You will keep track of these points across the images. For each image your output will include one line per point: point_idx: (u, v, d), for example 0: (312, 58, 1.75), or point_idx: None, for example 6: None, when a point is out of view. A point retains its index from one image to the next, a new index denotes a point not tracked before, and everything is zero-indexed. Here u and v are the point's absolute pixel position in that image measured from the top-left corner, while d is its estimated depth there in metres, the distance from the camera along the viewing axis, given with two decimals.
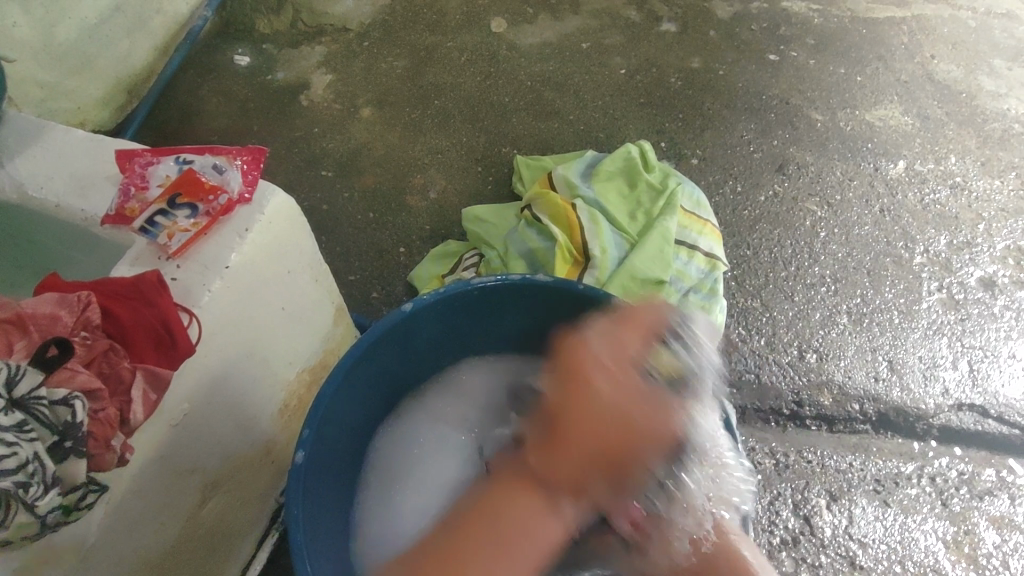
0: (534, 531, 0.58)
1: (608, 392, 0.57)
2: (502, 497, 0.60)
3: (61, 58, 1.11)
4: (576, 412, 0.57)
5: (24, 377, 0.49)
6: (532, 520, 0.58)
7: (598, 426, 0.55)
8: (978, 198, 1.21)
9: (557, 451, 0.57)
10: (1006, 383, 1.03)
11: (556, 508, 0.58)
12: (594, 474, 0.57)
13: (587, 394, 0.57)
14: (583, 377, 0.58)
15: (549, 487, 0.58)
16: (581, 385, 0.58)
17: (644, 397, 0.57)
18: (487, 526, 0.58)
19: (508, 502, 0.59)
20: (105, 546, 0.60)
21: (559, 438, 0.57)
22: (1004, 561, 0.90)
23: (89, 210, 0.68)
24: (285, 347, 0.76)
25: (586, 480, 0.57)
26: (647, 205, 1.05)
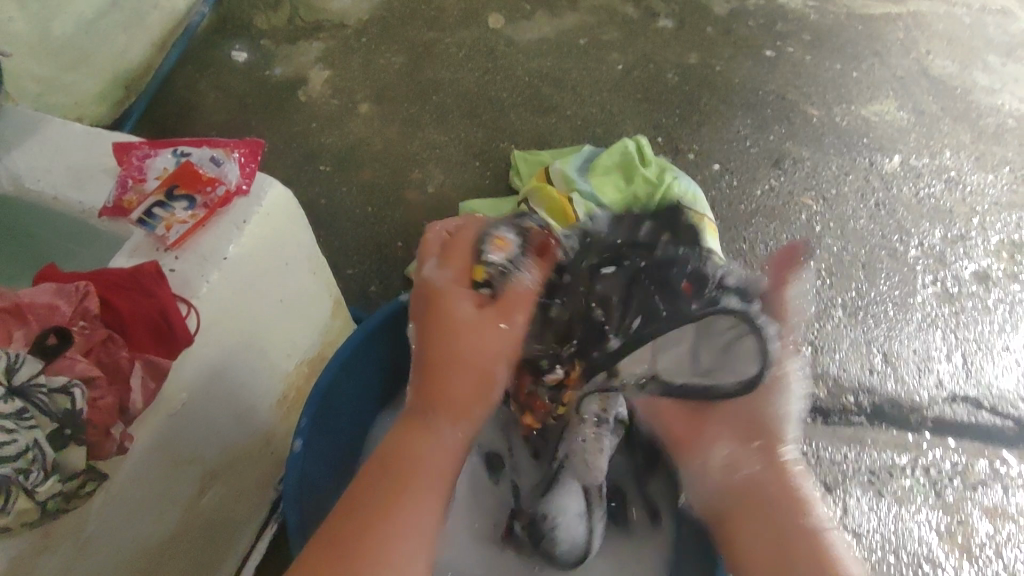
0: (433, 456, 0.57)
1: (467, 308, 0.59)
2: (402, 442, 0.57)
3: (58, 52, 1.11)
4: (442, 328, 0.59)
5: (23, 364, 0.49)
6: (436, 436, 0.58)
7: (480, 333, 0.58)
8: (972, 192, 1.21)
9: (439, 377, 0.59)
10: (999, 375, 1.03)
11: (436, 433, 0.58)
12: (472, 397, 0.59)
13: (453, 315, 0.59)
14: (442, 303, 0.60)
15: (430, 419, 0.58)
16: (447, 303, 0.60)
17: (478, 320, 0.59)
18: (403, 475, 0.55)
19: (413, 444, 0.57)
20: (105, 535, 0.61)
21: (430, 367, 0.59)
22: (997, 551, 0.91)
23: (88, 202, 0.68)
24: (283, 339, 0.77)
25: (471, 395, 0.59)
26: (644, 199, 1.06)
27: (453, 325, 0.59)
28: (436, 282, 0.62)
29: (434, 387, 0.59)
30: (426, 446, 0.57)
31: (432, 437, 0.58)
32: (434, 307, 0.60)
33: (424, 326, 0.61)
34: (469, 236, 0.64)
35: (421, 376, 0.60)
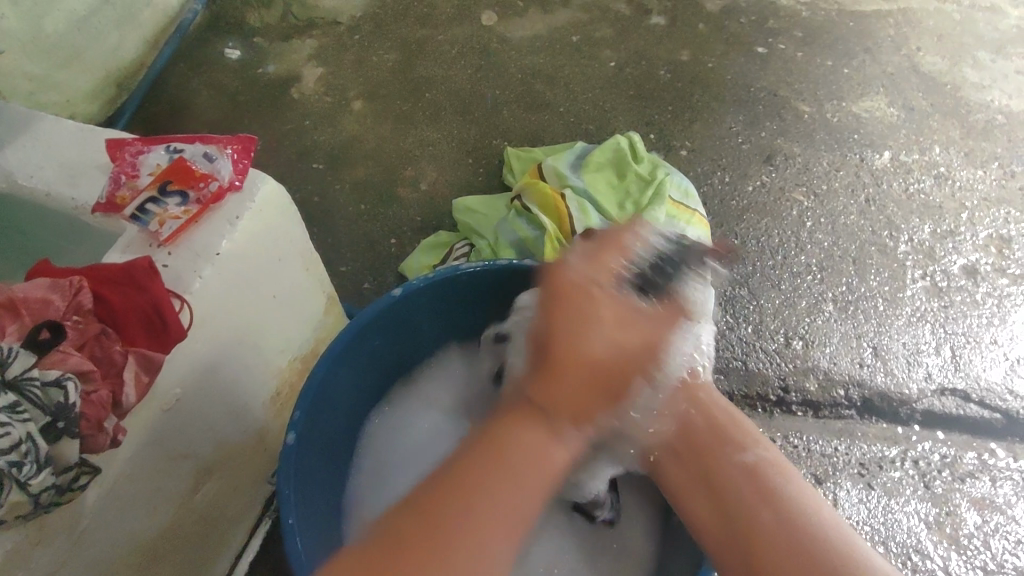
0: (535, 460, 0.55)
1: (609, 325, 0.56)
2: (505, 429, 0.56)
3: (50, 50, 1.11)
4: (582, 315, 0.56)
5: (16, 358, 0.50)
6: (539, 442, 0.55)
7: (614, 333, 0.56)
8: (961, 187, 1.22)
9: (555, 378, 0.55)
10: (988, 368, 1.04)
11: (562, 439, 0.56)
12: (583, 401, 0.55)
13: (593, 302, 0.57)
14: (585, 293, 0.58)
15: (550, 417, 0.55)
16: (561, 326, 0.56)
17: (627, 321, 0.57)
18: (496, 462, 0.54)
19: (521, 438, 0.55)
20: (99, 530, 0.61)
21: (555, 365, 0.55)
22: (985, 541, 0.92)
23: (80, 199, 0.68)
24: (277, 336, 0.77)
25: (583, 399, 0.55)
26: (636, 195, 1.07)
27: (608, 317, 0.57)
28: (574, 273, 0.59)
29: (551, 385, 0.55)
30: (528, 438, 0.55)
31: (551, 441, 0.55)
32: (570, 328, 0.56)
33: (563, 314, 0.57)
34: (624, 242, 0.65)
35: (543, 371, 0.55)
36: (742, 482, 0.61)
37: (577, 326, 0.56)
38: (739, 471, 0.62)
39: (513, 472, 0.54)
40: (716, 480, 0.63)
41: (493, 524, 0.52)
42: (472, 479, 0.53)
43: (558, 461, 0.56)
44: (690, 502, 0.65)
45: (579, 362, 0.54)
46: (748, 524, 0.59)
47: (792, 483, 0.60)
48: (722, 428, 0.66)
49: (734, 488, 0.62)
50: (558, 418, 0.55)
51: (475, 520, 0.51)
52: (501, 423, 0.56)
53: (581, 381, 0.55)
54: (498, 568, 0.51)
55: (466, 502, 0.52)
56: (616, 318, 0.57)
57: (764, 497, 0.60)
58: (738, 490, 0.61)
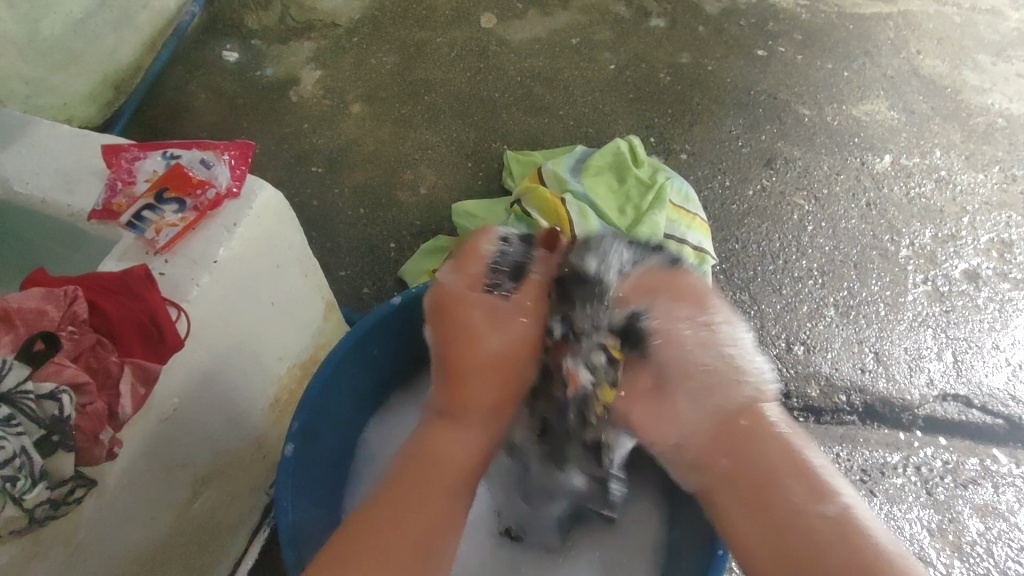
0: (455, 457, 0.64)
1: (496, 341, 0.68)
2: (431, 440, 0.64)
3: (46, 53, 1.10)
4: (461, 353, 0.67)
5: (10, 370, 0.48)
6: (461, 446, 0.65)
7: (501, 354, 0.68)
8: (962, 191, 1.22)
9: (462, 383, 0.67)
10: (990, 374, 1.04)
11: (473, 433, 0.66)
12: (494, 399, 0.67)
13: (472, 317, 0.68)
14: (461, 311, 0.69)
15: (464, 418, 0.66)
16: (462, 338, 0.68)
17: (494, 325, 0.69)
18: (427, 468, 0.62)
19: (440, 441, 0.64)
20: (95, 542, 0.60)
21: (459, 376, 0.67)
22: (987, 549, 0.91)
23: (76, 205, 0.68)
24: (275, 343, 0.76)
25: (498, 400, 0.68)
26: (636, 199, 1.06)
27: (471, 336, 0.68)
28: (450, 284, 0.70)
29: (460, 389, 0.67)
30: (443, 438, 0.65)
31: (460, 435, 0.65)
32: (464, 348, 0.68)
33: (444, 337, 0.69)
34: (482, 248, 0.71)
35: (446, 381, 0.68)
36: (824, 526, 0.55)
37: (464, 346, 0.68)
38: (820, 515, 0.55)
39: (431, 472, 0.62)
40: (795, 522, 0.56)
41: (413, 515, 0.58)
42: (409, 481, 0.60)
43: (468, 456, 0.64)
44: (754, 547, 0.57)
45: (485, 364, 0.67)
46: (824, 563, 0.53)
47: (876, 529, 0.55)
48: (796, 461, 0.59)
49: (818, 535, 0.54)
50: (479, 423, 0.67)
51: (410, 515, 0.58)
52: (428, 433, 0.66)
53: (472, 390, 0.67)
54: (461, 509, 0.62)
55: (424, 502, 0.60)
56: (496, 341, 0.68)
57: (849, 544, 0.54)
58: (819, 537, 0.54)
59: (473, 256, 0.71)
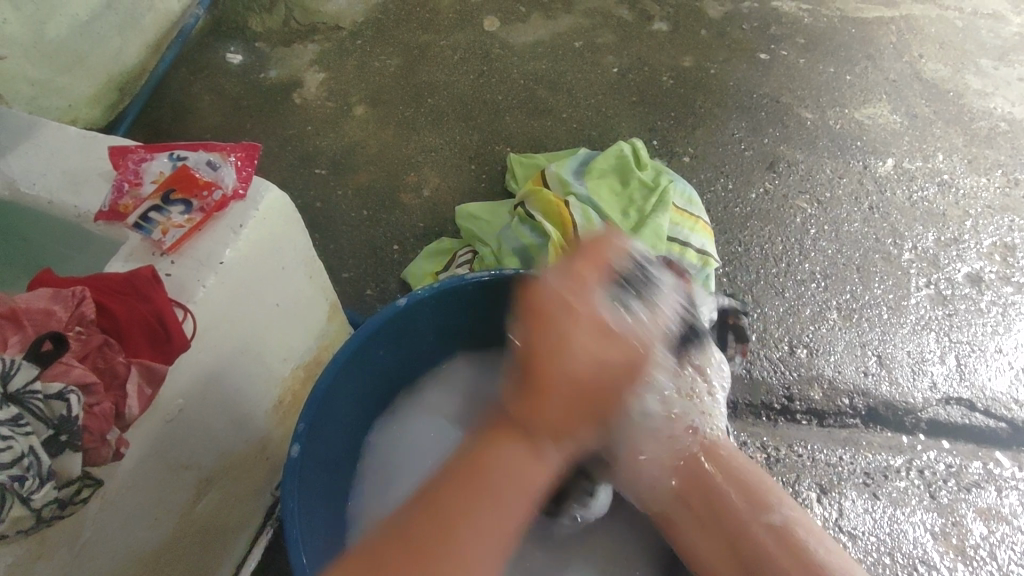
0: (522, 489, 0.57)
1: (585, 366, 0.59)
2: (492, 450, 0.58)
3: (53, 54, 1.11)
4: (544, 374, 0.58)
5: (18, 371, 0.49)
6: (521, 468, 0.58)
7: (589, 363, 0.59)
8: (965, 195, 1.22)
9: (540, 391, 0.58)
10: (993, 377, 1.04)
11: (542, 457, 0.59)
12: (562, 421, 0.60)
13: (574, 326, 0.59)
14: (554, 329, 0.59)
15: (528, 432, 0.59)
16: (546, 359, 0.58)
17: (602, 347, 0.60)
18: (481, 479, 0.56)
19: (501, 453, 0.57)
20: (99, 542, 0.60)
21: (542, 389, 0.58)
22: (991, 552, 0.91)
23: (83, 206, 0.68)
24: (280, 344, 0.76)
25: (575, 412, 0.60)
26: (639, 202, 1.06)
27: (551, 361, 0.58)
28: (551, 283, 0.61)
29: (537, 406, 0.59)
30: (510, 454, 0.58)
31: (524, 458, 0.58)
32: (542, 365, 0.58)
33: (533, 338, 0.59)
34: (611, 251, 0.65)
35: (534, 389, 0.58)
36: (763, 533, 0.63)
37: (558, 353, 0.58)
38: (764, 527, 0.63)
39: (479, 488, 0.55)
40: (745, 537, 0.63)
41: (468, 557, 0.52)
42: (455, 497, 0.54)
43: (524, 491, 0.57)
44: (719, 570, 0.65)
45: (564, 376, 0.58)
46: (766, 566, 0.61)
47: (811, 537, 0.62)
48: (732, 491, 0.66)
49: (762, 551, 0.62)
50: (529, 433, 0.59)
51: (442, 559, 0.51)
52: (488, 441, 0.59)
53: (564, 400, 0.59)
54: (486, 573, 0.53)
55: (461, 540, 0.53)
56: (626, 386, 0.62)
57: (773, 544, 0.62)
58: (761, 546, 0.62)
59: (601, 247, 0.65)
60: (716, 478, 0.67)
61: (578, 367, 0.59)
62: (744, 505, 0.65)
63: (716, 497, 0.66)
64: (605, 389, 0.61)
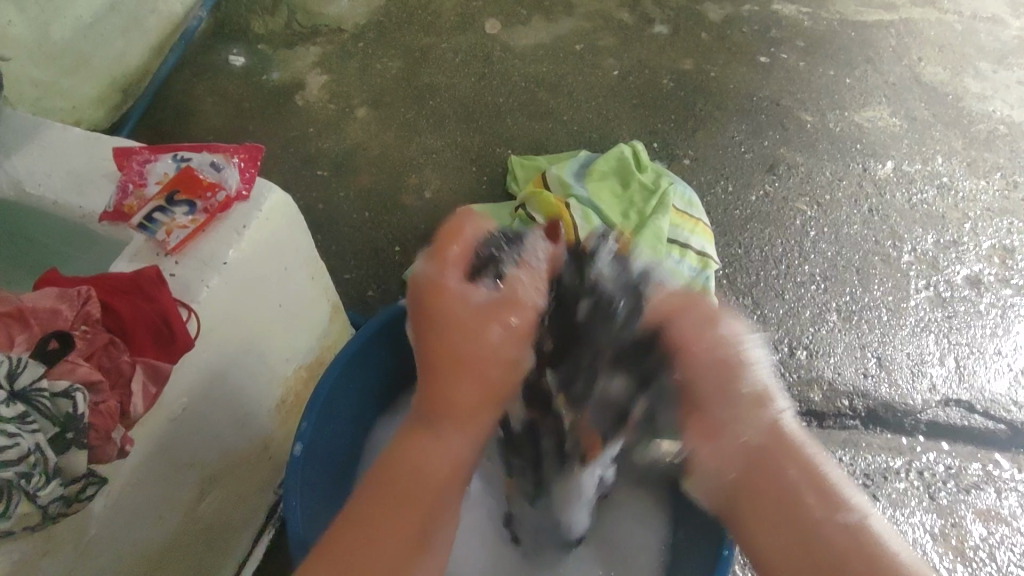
0: (434, 468, 0.55)
1: (494, 341, 0.57)
2: (407, 448, 0.56)
3: (56, 56, 1.11)
4: (442, 351, 0.57)
5: (25, 369, 0.49)
6: (424, 458, 0.55)
7: (465, 331, 0.57)
8: (965, 198, 1.22)
9: (434, 380, 0.57)
10: (992, 379, 1.04)
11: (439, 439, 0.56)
12: (474, 407, 0.57)
13: (448, 302, 0.58)
14: (433, 309, 0.59)
15: (436, 425, 0.56)
16: (443, 338, 0.58)
17: (467, 315, 0.58)
18: (401, 479, 0.54)
19: (414, 450, 0.56)
20: (103, 541, 0.61)
21: (445, 371, 0.57)
22: (990, 553, 0.92)
23: (87, 206, 0.68)
24: (283, 345, 0.77)
25: (477, 406, 0.57)
26: (640, 204, 1.07)
27: (451, 343, 0.57)
28: (421, 270, 0.61)
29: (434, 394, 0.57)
30: (420, 450, 0.56)
31: (433, 449, 0.56)
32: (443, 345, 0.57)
33: (423, 328, 0.59)
34: (471, 227, 0.63)
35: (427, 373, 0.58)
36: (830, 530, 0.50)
37: (441, 329, 0.57)
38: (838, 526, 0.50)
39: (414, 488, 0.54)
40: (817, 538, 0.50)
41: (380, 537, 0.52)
42: (391, 493, 0.53)
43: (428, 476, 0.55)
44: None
45: (445, 357, 0.57)
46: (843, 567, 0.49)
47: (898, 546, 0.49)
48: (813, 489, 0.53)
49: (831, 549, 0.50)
50: (443, 417, 0.57)
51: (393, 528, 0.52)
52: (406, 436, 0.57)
53: (457, 387, 0.56)
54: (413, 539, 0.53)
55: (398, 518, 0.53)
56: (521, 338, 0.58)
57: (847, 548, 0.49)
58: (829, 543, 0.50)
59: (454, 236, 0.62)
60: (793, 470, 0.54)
61: (457, 340, 0.57)
62: (807, 500, 0.52)
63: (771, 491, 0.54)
64: (473, 360, 0.57)
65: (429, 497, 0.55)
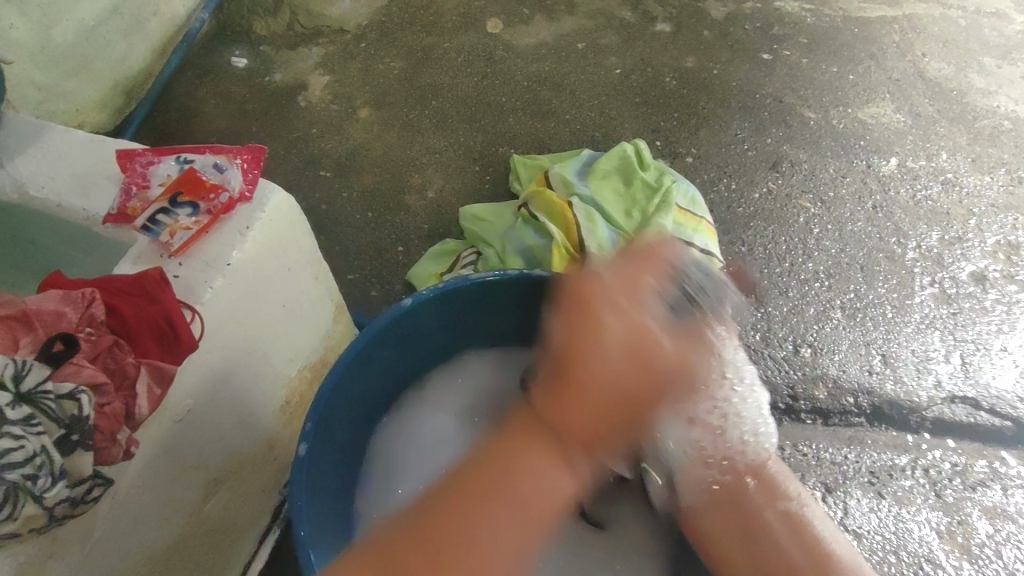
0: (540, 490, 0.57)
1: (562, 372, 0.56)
2: (510, 448, 0.58)
3: (60, 60, 1.12)
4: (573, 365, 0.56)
5: (30, 371, 0.50)
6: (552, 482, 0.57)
7: (605, 383, 0.55)
8: (970, 193, 1.22)
9: (560, 400, 0.56)
10: (998, 376, 1.04)
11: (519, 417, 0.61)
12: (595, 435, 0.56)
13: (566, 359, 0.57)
14: (588, 329, 0.56)
15: (560, 438, 0.57)
16: (580, 386, 0.55)
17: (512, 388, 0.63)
18: (495, 483, 0.57)
19: (522, 459, 0.57)
20: (110, 541, 0.61)
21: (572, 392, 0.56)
22: (996, 551, 0.91)
23: (91, 209, 0.69)
24: (287, 346, 0.77)
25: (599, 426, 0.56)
26: (643, 202, 1.06)
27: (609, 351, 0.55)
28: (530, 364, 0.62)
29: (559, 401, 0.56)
30: (531, 456, 0.57)
31: (551, 472, 0.57)
32: (576, 360, 0.55)
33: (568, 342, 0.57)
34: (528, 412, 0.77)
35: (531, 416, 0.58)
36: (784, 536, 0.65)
37: (584, 381, 0.55)
38: (780, 522, 0.66)
39: (455, 556, 0.54)
40: (765, 544, 0.65)
41: (498, 548, 0.55)
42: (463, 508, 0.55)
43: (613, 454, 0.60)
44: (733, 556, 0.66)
45: (590, 397, 0.55)
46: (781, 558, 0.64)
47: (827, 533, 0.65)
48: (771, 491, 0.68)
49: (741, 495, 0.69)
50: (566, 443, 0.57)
51: (464, 526, 0.55)
52: (514, 434, 0.58)
53: (585, 421, 0.56)
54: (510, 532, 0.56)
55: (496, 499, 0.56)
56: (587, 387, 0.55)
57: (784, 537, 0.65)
58: (776, 541, 0.65)
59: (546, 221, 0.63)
60: (763, 512, 0.67)
61: (595, 372, 0.55)
62: (759, 496, 0.68)
63: (759, 501, 0.67)
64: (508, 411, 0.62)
65: (535, 509, 0.57)
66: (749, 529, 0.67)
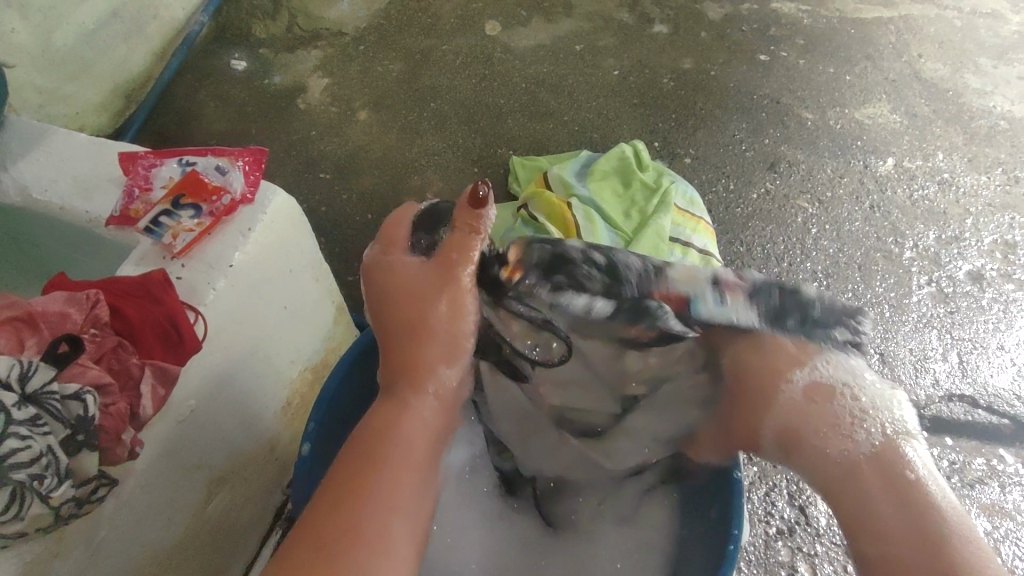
0: (411, 434, 0.58)
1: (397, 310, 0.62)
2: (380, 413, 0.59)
3: (60, 63, 1.12)
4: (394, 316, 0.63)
5: (36, 372, 0.50)
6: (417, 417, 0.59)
7: (422, 302, 0.62)
8: (966, 193, 1.23)
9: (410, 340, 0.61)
10: (995, 374, 1.05)
11: (409, 406, 0.60)
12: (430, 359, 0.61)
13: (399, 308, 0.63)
14: (390, 288, 0.63)
15: (406, 383, 0.60)
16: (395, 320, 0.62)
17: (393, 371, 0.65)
18: (378, 446, 0.56)
19: (392, 415, 0.59)
20: (114, 540, 0.61)
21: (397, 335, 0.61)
22: (995, 547, 0.92)
23: (94, 212, 0.69)
24: (289, 347, 0.78)
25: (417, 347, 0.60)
26: (641, 203, 1.07)
27: (400, 290, 0.62)
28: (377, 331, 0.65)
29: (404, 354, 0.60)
30: (399, 408, 0.59)
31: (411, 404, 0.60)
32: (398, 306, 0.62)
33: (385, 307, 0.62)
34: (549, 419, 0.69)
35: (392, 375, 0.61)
36: (877, 493, 0.55)
37: (394, 313, 0.62)
38: (908, 507, 0.53)
39: (359, 506, 0.52)
40: (889, 520, 0.53)
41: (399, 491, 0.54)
42: (359, 474, 0.54)
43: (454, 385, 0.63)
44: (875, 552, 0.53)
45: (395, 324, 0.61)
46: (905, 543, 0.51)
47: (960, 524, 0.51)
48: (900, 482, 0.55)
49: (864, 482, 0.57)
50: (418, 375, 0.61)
51: (360, 490, 0.53)
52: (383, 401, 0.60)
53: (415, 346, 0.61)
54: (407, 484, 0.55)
55: (379, 467, 0.55)
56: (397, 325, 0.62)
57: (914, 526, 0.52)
58: (902, 519, 0.52)
59: (397, 226, 0.66)
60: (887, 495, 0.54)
61: (400, 307, 0.62)
62: (881, 481, 0.55)
63: (884, 482, 0.55)
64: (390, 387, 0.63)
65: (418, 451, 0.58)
66: (873, 516, 0.54)
